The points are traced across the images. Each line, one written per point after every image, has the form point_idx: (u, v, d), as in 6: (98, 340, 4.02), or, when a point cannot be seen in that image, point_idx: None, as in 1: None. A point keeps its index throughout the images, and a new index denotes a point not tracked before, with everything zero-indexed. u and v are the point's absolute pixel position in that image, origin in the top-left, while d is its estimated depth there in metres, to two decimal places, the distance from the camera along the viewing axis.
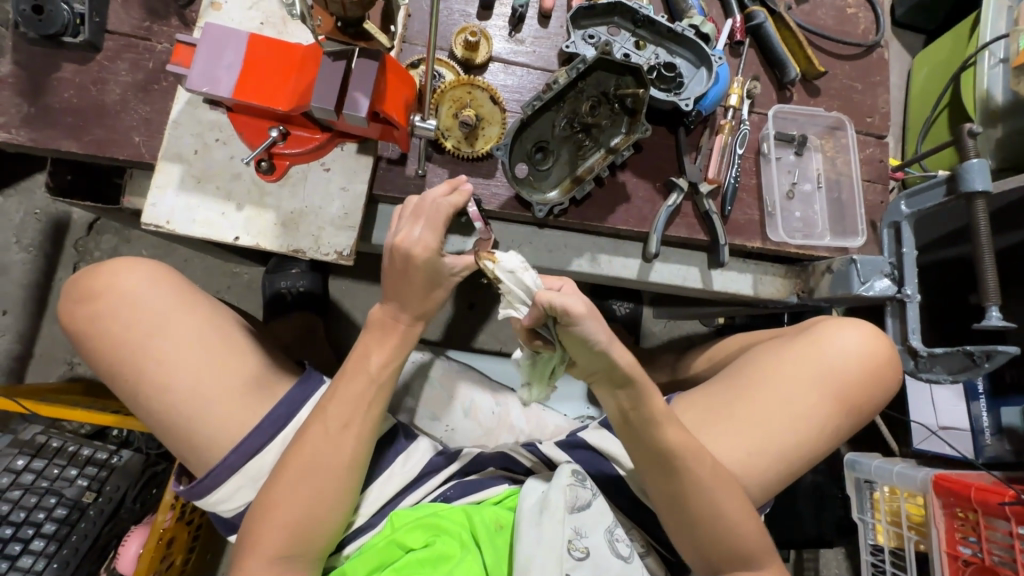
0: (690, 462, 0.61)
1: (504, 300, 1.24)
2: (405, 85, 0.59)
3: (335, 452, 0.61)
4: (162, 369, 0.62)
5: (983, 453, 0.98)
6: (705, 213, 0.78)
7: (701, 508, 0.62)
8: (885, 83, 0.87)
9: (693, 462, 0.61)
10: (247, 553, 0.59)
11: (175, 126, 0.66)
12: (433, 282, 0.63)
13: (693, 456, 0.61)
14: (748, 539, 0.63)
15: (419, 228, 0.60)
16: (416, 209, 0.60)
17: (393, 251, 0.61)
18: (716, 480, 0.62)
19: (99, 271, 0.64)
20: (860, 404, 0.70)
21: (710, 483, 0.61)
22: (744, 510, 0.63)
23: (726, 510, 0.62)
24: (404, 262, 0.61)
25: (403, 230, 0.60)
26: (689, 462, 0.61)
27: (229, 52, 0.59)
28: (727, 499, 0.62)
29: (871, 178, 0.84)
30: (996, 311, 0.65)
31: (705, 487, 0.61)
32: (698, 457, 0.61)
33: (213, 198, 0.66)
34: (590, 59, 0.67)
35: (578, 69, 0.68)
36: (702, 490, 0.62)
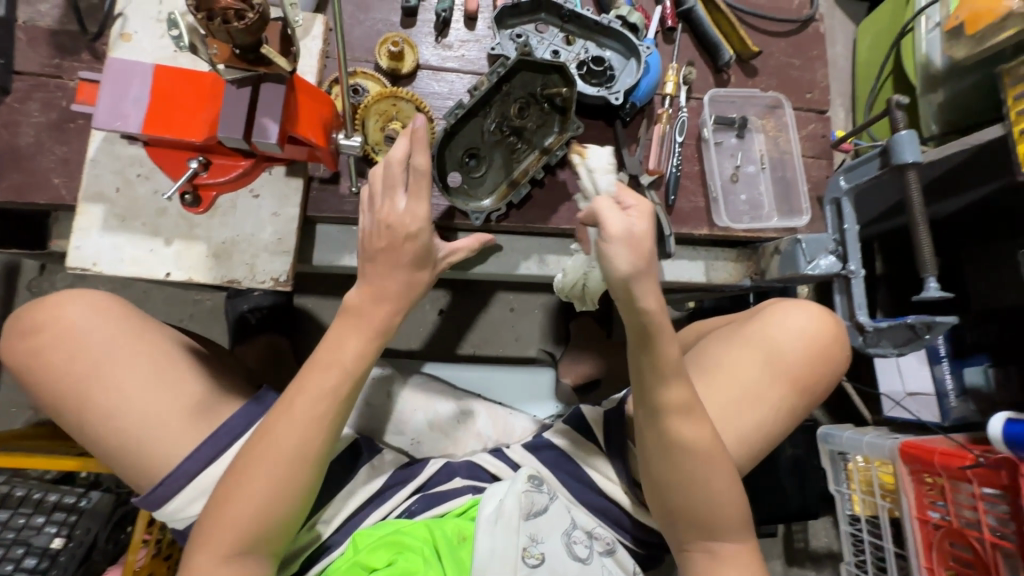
0: (681, 449, 0.59)
1: (471, 303, 1.23)
2: (320, 105, 0.58)
3: (284, 451, 0.57)
4: (111, 397, 0.61)
5: (950, 416, 0.98)
6: (649, 204, 0.77)
7: (682, 493, 0.61)
8: (823, 57, 0.87)
9: (689, 449, 0.59)
10: (200, 543, 0.57)
11: (93, 164, 0.64)
12: (422, 262, 0.61)
13: (684, 444, 0.59)
14: (719, 524, 0.62)
15: (402, 198, 0.59)
16: (391, 179, 0.59)
17: (379, 222, 0.59)
18: (706, 467, 0.60)
19: (41, 304, 0.63)
20: (812, 385, 0.69)
21: (701, 468, 0.60)
22: (723, 495, 0.61)
23: (703, 497, 0.61)
24: (394, 240, 0.59)
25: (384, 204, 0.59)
26: (675, 449, 0.59)
27: (134, 86, 0.57)
28: (704, 477, 0.60)
29: (814, 155, 0.84)
30: (934, 283, 0.65)
31: (690, 472, 0.60)
32: (696, 447, 0.59)
33: (140, 235, 0.64)
34: (512, 61, 0.67)
35: (499, 72, 0.67)
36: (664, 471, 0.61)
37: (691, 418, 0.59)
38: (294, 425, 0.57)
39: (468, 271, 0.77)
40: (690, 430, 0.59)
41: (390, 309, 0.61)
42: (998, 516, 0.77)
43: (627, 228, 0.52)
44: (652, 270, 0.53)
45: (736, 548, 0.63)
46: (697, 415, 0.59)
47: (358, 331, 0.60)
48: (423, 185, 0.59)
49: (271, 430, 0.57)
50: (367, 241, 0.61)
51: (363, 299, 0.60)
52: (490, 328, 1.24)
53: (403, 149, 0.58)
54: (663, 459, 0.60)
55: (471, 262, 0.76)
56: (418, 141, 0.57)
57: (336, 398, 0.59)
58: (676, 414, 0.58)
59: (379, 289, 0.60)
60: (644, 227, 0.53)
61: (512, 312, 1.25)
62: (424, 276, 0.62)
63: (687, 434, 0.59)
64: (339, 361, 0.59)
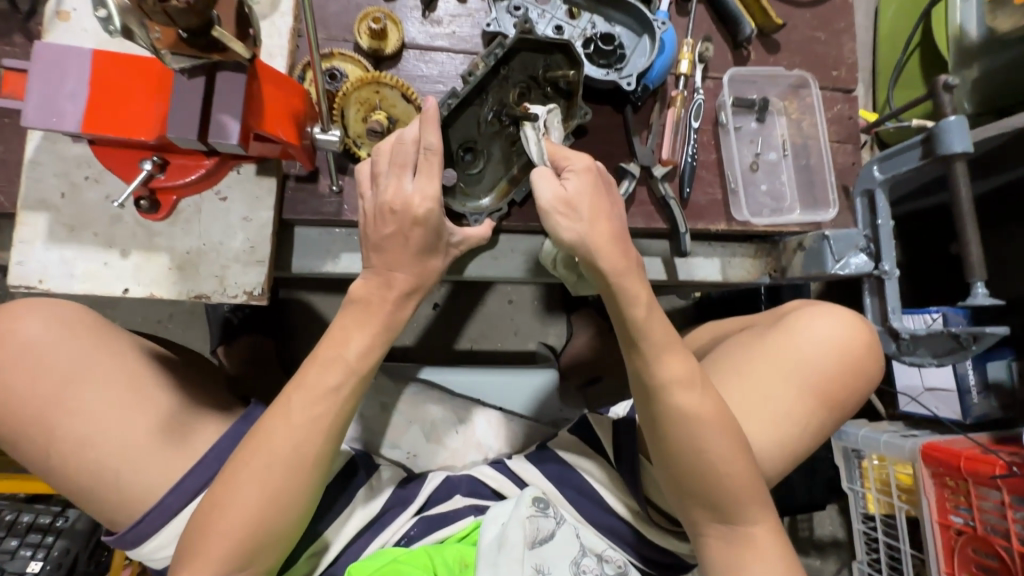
0: (699, 442, 0.55)
1: (467, 297, 1.17)
2: (290, 97, 0.50)
3: (277, 449, 0.51)
4: (82, 428, 0.50)
5: (971, 413, 0.93)
6: (661, 199, 0.70)
7: (704, 493, 0.56)
8: (851, 29, 0.79)
9: (707, 444, 0.55)
10: (187, 560, 0.50)
11: (33, 166, 0.56)
12: (430, 249, 0.55)
13: (702, 440, 0.55)
14: (745, 528, 0.57)
15: (411, 178, 0.53)
16: (399, 158, 0.53)
17: (381, 204, 0.53)
18: (728, 460, 0.55)
19: (3, 306, 0.52)
20: (842, 396, 0.63)
21: (723, 464, 0.55)
22: (747, 496, 0.56)
23: (727, 496, 0.55)
24: (400, 226, 0.53)
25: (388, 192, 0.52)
26: (691, 442, 0.55)
27: (71, 77, 0.49)
28: (730, 489, 0.55)
29: (840, 139, 0.77)
30: (983, 288, 0.59)
31: (712, 469, 0.55)
32: (713, 439, 0.55)
33: (92, 247, 0.57)
34: (510, 41, 0.59)
35: (497, 54, 0.60)
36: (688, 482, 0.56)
37: (704, 405, 0.55)
38: (290, 424, 0.51)
39: (461, 273, 0.70)
40: (704, 422, 0.55)
41: (378, 326, 0.54)
42: None
43: (561, 191, 0.53)
44: (600, 229, 0.53)
45: (773, 558, 0.56)
46: (709, 403, 0.55)
47: (342, 352, 0.53)
48: (434, 166, 0.53)
49: (265, 426, 0.51)
50: (365, 225, 0.55)
51: (347, 317, 0.54)
52: (487, 323, 1.18)
53: (416, 131, 0.53)
54: (680, 457, 0.55)
55: (466, 264, 0.70)
56: (433, 119, 0.52)
57: (319, 425, 0.52)
58: (688, 401, 0.54)
59: (364, 311, 0.54)
60: (580, 186, 0.54)
61: (510, 306, 1.19)
62: (417, 288, 0.56)
63: (701, 426, 0.54)
64: (323, 384, 0.52)
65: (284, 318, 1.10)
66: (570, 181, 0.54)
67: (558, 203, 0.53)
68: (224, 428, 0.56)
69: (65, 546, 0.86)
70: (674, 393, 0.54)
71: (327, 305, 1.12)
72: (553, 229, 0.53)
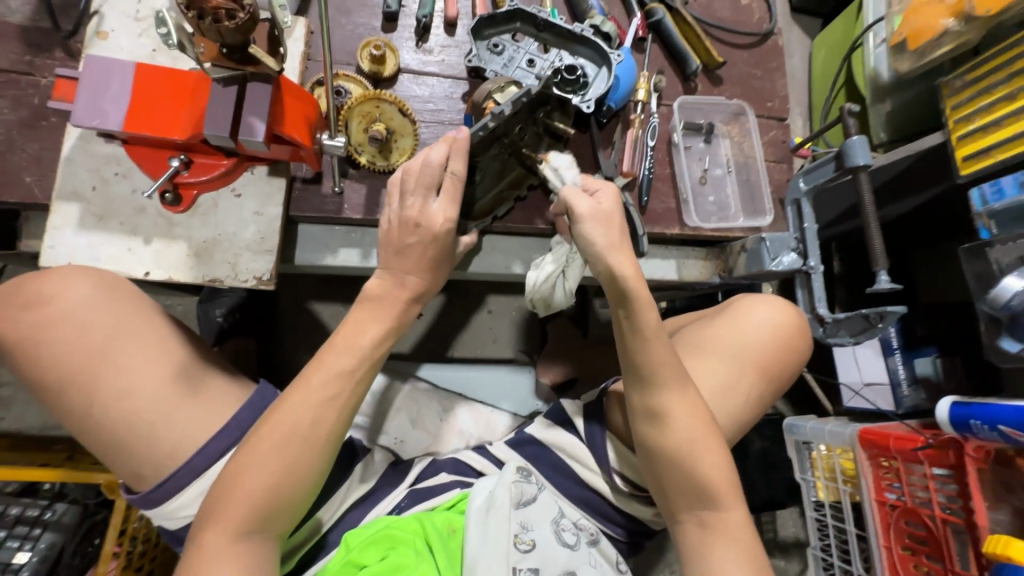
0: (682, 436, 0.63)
1: (450, 308, 1.25)
2: (306, 106, 0.59)
3: (298, 423, 0.57)
4: (116, 392, 0.56)
5: (903, 404, 1.04)
6: (623, 206, 0.81)
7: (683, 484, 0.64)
8: (781, 68, 0.93)
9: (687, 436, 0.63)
10: (210, 518, 0.54)
11: (68, 162, 0.63)
12: (441, 263, 0.65)
13: (685, 434, 0.63)
14: (722, 518, 0.63)
15: (434, 199, 0.62)
16: (426, 181, 0.61)
17: (406, 217, 0.62)
18: (707, 453, 0.63)
19: (44, 275, 0.57)
20: (778, 372, 0.73)
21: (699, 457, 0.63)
22: (721, 489, 0.63)
23: (702, 485, 0.63)
24: (422, 239, 0.62)
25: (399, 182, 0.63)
26: (675, 434, 0.63)
27: (115, 83, 0.57)
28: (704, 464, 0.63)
29: (776, 159, 0.90)
30: (884, 276, 0.70)
31: (690, 462, 0.63)
32: (695, 435, 0.63)
33: (118, 235, 0.63)
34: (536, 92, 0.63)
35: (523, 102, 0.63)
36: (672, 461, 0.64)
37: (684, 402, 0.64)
38: (310, 403, 0.58)
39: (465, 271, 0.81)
40: (683, 411, 0.63)
41: (392, 324, 0.63)
42: (947, 494, 0.83)
43: (593, 206, 0.64)
44: (621, 248, 0.63)
45: (741, 552, 0.61)
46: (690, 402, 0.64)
47: (359, 343, 0.61)
48: (455, 191, 0.62)
49: (284, 404, 0.57)
50: (390, 233, 0.63)
51: (363, 312, 0.63)
52: (468, 329, 1.25)
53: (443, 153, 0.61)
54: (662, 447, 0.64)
55: (470, 262, 0.81)
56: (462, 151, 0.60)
57: (332, 404, 0.59)
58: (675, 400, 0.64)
59: (381, 308, 0.63)
60: (609, 202, 0.65)
61: (490, 314, 1.26)
62: (426, 292, 0.66)
63: (682, 420, 0.63)
64: (339, 366, 0.60)
65: (276, 323, 1.16)
66: (601, 199, 0.65)
67: (592, 217, 0.62)
68: (233, 398, 0.62)
69: (52, 539, 0.88)
70: (664, 389, 0.64)
71: (318, 312, 1.18)
72: (586, 237, 0.63)
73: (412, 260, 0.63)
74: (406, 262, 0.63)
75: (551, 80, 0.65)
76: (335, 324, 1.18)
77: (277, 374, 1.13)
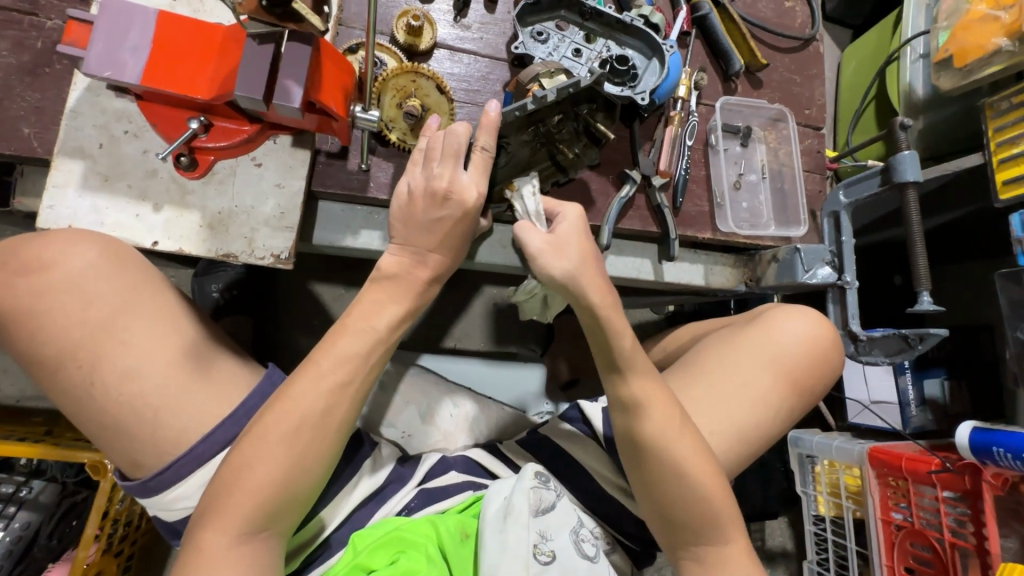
0: (662, 445, 0.58)
1: (444, 298, 1.16)
2: (346, 75, 0.56)
3: (302, 411, 0.51)
4: (121, 372, 0.51)
5: (910, 424, 1.04)
6: (657, 206, 0.77)
7: (665, 498, 0.59)
8: (821, 76, 0.91)
9: (667, 446, 0.58)
10: (211, 514, 0.49)
11: (74, 115, 0.58)
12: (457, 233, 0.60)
13: (663, 434, 0.58)
14: (721, 534, 0.59)
15: (465, 170, 0.58)
16: (452, 148, 0.57)
17: (434, 189, 0.57)
18: (695, 466, 0.58)
19: (45, 238, 0.52)
20: (811, 384, 0.71)
21: (684, 468, 0.58)
22: (717, 504, 0.59)
23: (692, 500, 0.58)
24: (453, 213, 0.58)
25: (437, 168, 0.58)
26: (652, 445, 0.58)
27: (135, 32, 0.52)
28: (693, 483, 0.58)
29: (809, 169, 0.88)
30: (927, 297, 0.70)
31: (678, 474, 0.58)
32: (679, 444, 0.58)
33: (126, 199, 0.58)
34: (584, 83, 0.61)
35: (569, 89, 0.61)
36: (663, 474, 0.59)
37: (659, 410, 0.59)
38: (330, 393, 0.52)
39: (472, 259, 0.75)
40: (667, 422, 0.59)
41: (408, 304, 0.58)
42: (956, 517, 0.83)
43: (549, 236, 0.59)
44: (589, 268, 0.59)
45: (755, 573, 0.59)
46: (666, 408, 0.59)
47: (370, 319, 0.55)
48: (485, 164, 0.59)
49: (293, 388, 0.51)
50: (406, 202, 0.58)
51: (376, 290, 0.57)
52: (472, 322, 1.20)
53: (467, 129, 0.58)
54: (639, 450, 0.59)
55: (477, 249, 0.75)
56: (493, 124, 0.58)
57: (340, 391, 0.53)
58: (647, 404, 0.59)
59: (397, 285, 0.58)
60: (570, 229, 0.61)
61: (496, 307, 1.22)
62: (446, 271, 0.61)
63: (660, 428, 0.58)
64: (363, 355, 0.54)
65: (271, 302, 1.08)
66: (561, 226, 0.61)
67: (545, 251, 0.58)
68: (242, 383, 0.57)
69: (28, 519, 0.84)
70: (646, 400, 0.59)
71: (319, 294, 1.10)
72: (542, 270, 0.58)
73: (435, 234, 0.58)
74: (425, 239, 0.58)
75: (603, 77, 0.63)
76: (335, 307, 1.10)
77: (270, 355, 1.06)
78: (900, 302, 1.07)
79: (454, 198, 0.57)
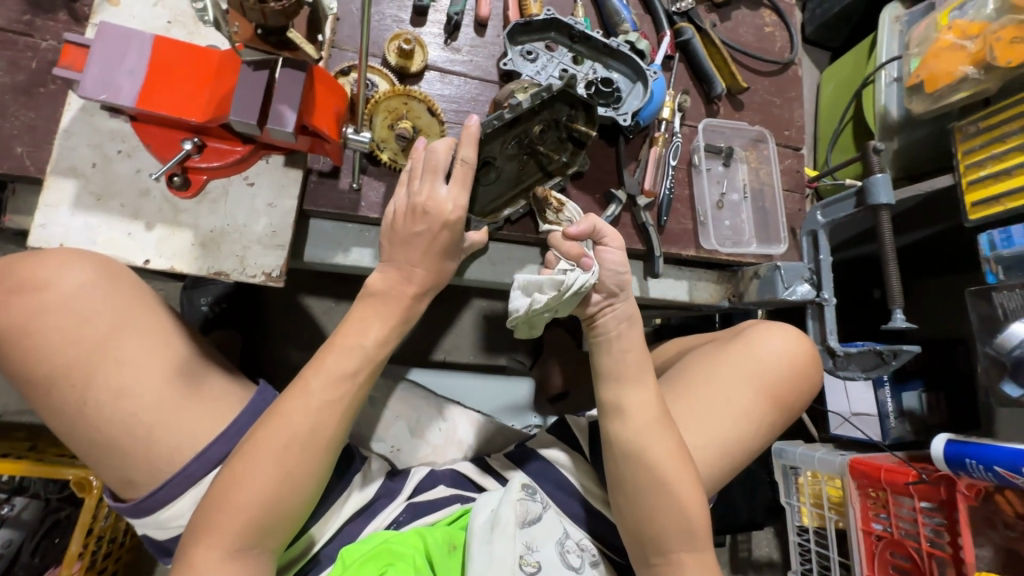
0: (646, 446, 0.60)
1: (434, 311, 1.17)
2: (336, 97, 0.56)
3: (293, 429, 0.52)
4: (113, 390, 0.52)
5: (889, 436, 1.07)
6: (642, 224, 0.79)
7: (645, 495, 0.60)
8: (799, 98, 0.94)
9: (650, 448, 0.60)
10: (202, 532, 0.49)
11: (67, 135, 0.58)
12: (448, 252, 0.61)
13: (648, 430, 0.60)
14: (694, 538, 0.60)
15: (444, 184, 0.59)
16: (433, 164, 0.59)
17: (414, 204, 0.59)
18: (676, 464, 0.59)
19: (41, 257, 0.52)
20: (791, 400, 0.73)
21: (663, 471, 0.59)
22: (693, 507, 0.59)
23: (667, 505, 0.59)
24: (430, 226, 0.59)
25: (427, 187, 0.59)
26: (636, 446, 0.60)
27: (131, 55, 0.53)
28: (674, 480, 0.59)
29: (789, 188, 0.91)
30: (899, 314, 0.72)
31: (657, 475, 0.59)
32: (659, 440, 0.60)
33: (119, 218, 0.59)
34: (556, 89, 0.64)
35: (542, 96, 0.64)
36: (645, 470, 0.60)
37: (644, 411, 0.61)
38: (319, 410, 0.53)
39: (461, 276, 0.76)
40: (652, 415, 0.61)
41: (397, 322, 0.59)
42: (932, 527, 0.86)
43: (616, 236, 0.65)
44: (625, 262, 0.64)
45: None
46: (654, 410, 0.61)
47: (360, 337, 0.56)
48: (466, 176, 0.59)
49: (284, 407, 0.52)
50: (396, 221, 0.60)
51: (366, 308, 0.58)
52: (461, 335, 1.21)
53: (448, 146, 0.60)
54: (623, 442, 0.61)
55: (467, 267, 0.76)
56: (473, 138, 0.59)
57: (330, 408, 0.54)
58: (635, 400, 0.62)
59: (387, 304, 0.59)
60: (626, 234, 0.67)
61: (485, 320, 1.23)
62: (433, 285, 0.62)
63: (644, 429, 0.60)
64: (353, 373, 0.55)
65: (261, 315, 1.08)
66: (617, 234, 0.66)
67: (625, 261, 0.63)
68: (233, 400, 0.58)
69: (9, 536, 0.83)
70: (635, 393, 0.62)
71: (309, 307, 1.10)
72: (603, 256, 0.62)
73: (417, 249, 0.59)
74: (415, 259, 0.59)
75: (574, 80, 0.65)
76: (325, 320, 1.11)
77: (260, 368, 1.06)
78: (876, 318, 1.10)
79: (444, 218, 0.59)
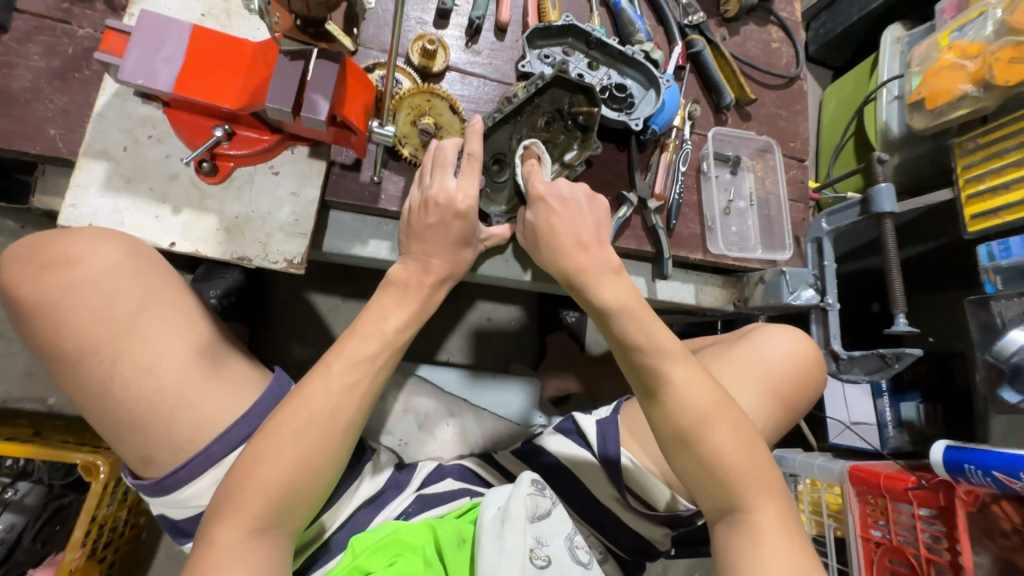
0: (699, 440, 0.55)
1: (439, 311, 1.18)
2: (363, 90, 0.59)
3: (316, 411, 0.53)
4: (139, 368, 0.53)
5: (888, 445, 1.09)
6: (652, 227, 0.81)
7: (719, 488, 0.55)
8: (804, 112, 0.97)
9: (705, 437, 0.55)
10: (223, 510, 0.50)
11: (101, 119, 0.60)
12: (466, 242, 0.63)
13: (697, 426, 0.55)
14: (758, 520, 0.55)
15: (453, 177, 0.61)
16: (442, 159, 0.62)
17: (426, 196, 0.61)
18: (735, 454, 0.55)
19: (68, 236, 0.53)
20: (795, 401, 0.75)
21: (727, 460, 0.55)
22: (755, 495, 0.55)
23: (736, 487, 0.55)
24: (443, 217, 0.60)
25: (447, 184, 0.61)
26: (694, 438, 0.55)
27: (169, 42, 0.55)
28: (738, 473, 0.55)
29: (794, 198, 0.93)
30: (902, 318, 0.74)
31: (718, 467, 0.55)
32: (712, 431, 0.55)
33: (147, 202, 0.60)
34: (548, 76, 0.67)
35: (537, 85, 0.67)
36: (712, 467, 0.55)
37: (694, 398, 0.56)
38: (339, 392, 0.54)
39: (476, 270, 0.77)
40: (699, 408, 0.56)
41: (416, 311, 0.60)
42: (931, 534, 0.87)
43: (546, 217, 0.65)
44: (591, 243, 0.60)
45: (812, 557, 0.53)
46: (705, 396, 0.56)
47: (383, 325, 0.57)
48: (473, 169, 0.61)
49: (306, 389, 0.53)
50: (410, 214, 0.62)
51: (387, 297, 0.60)
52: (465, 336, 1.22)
53: (456, 143, 0.62)
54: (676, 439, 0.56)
55: (483, 262, 0.77)
56: (477, 131, 0.61)
57: (352, 392, 0.55)
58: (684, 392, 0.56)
59: (409, 295, 0.60)
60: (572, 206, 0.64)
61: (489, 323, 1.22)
62: (453, 278, 0.63)
63: (700, 417, 0.55)
64: (372, 358, 0.56)
65: (269, 309, 1.09)
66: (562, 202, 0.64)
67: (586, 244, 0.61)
68: (251, 383, 0.59)
69: (11, 521, 0.83)
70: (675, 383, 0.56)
71: (316, 303, 1.11)
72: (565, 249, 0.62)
73: (434, 243, 0.61)
74: (435, 252, 0.61)
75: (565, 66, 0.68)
76: (332, 316, 1.11)
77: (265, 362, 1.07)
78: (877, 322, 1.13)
79: (468, 207, 0.60)
